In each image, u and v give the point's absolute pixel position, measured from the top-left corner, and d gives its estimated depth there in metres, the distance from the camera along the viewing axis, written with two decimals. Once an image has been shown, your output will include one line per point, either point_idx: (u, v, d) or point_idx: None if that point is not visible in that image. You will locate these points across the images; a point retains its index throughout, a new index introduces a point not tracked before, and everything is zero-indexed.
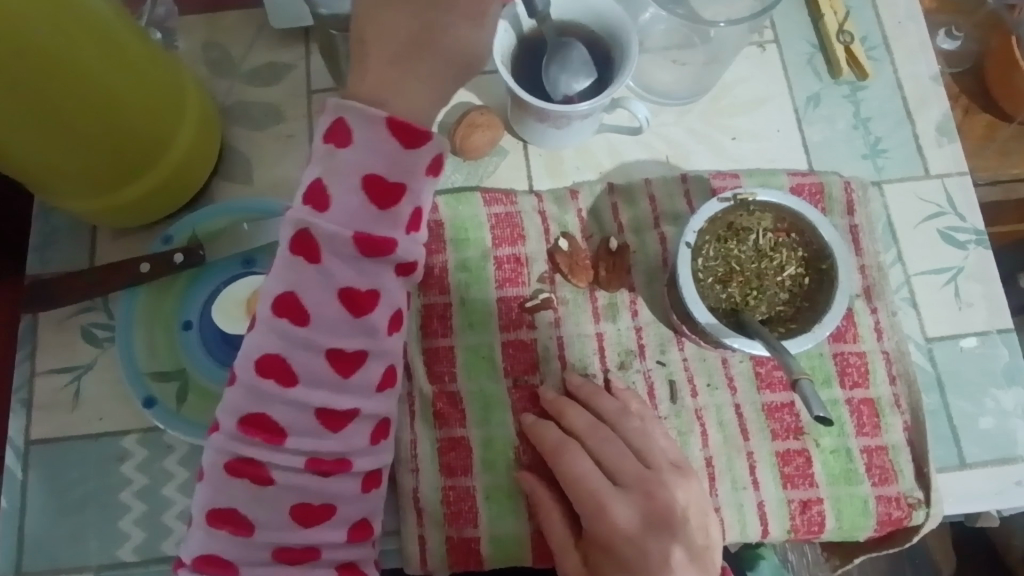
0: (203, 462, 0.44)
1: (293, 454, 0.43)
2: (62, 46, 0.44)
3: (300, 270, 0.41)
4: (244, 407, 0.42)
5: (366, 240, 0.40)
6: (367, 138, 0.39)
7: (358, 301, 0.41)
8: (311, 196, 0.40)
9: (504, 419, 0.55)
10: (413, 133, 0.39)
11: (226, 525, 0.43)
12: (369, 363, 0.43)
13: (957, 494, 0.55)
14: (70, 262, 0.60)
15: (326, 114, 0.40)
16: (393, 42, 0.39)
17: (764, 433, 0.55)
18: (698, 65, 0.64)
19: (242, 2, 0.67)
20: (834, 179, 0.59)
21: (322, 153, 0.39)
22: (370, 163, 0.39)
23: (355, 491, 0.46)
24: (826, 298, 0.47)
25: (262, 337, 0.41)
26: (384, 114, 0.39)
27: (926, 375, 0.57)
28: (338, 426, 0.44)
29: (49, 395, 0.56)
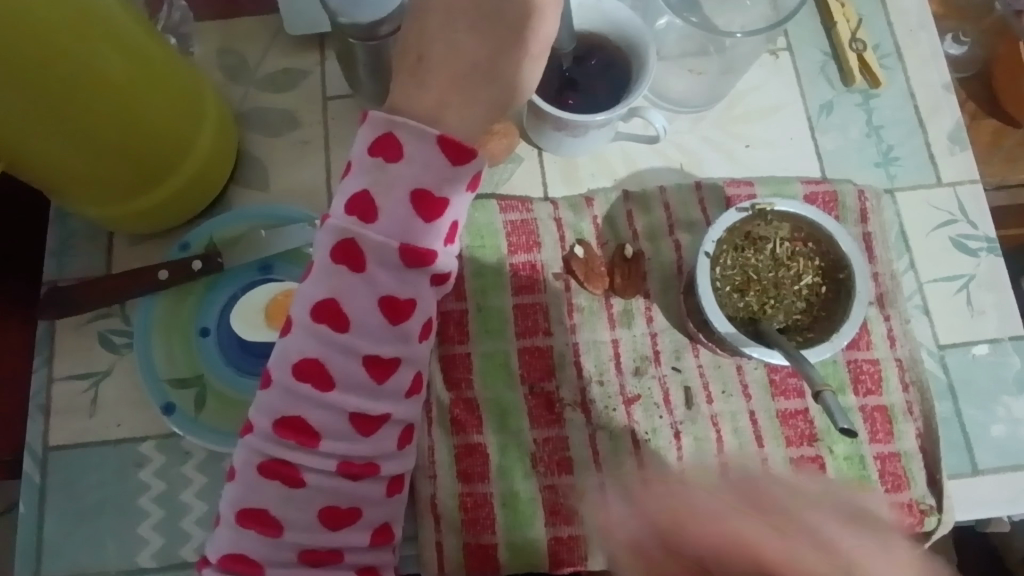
0: (236, 462, 0.45)
1: (325, 457, 0.44)
2: (73, 45, 0.44)
3: (344, 278, 0.43)
4: (279, 408, 0.44)
5: (411, 251, 0.42)
6: (417, 153, 0.41)
7: (396, 309, 0.44)
8: (355, 206, 0.42)
9: (521, 425, 0.56)
10: (464, 151, 0.41)
11: (255, 525, 0.44)
12: (402, 369, 0.45)
13: (969, 501, 0.55)
14: (86, 268, 0.60)
15: (371, 126, 0.41)
16: (461, 64, 0.41)
17: (778, 440, 0.55)
18: (714, 75, 0.64)
19: (258, 8, 0.67)
20: (848, 188, 0.60)
21: (369, 165, 0.41)
22: (420, 178, 0.41)
23: (381, 495, 0.47)
24: (843, 308, 0.48)
25: (300, 340, 0.43)
26: (437, 132, 0.41)
27: (938, 383, 0.58)
28: (370, 430, 0.45)
29: (68, 400, 0.57)
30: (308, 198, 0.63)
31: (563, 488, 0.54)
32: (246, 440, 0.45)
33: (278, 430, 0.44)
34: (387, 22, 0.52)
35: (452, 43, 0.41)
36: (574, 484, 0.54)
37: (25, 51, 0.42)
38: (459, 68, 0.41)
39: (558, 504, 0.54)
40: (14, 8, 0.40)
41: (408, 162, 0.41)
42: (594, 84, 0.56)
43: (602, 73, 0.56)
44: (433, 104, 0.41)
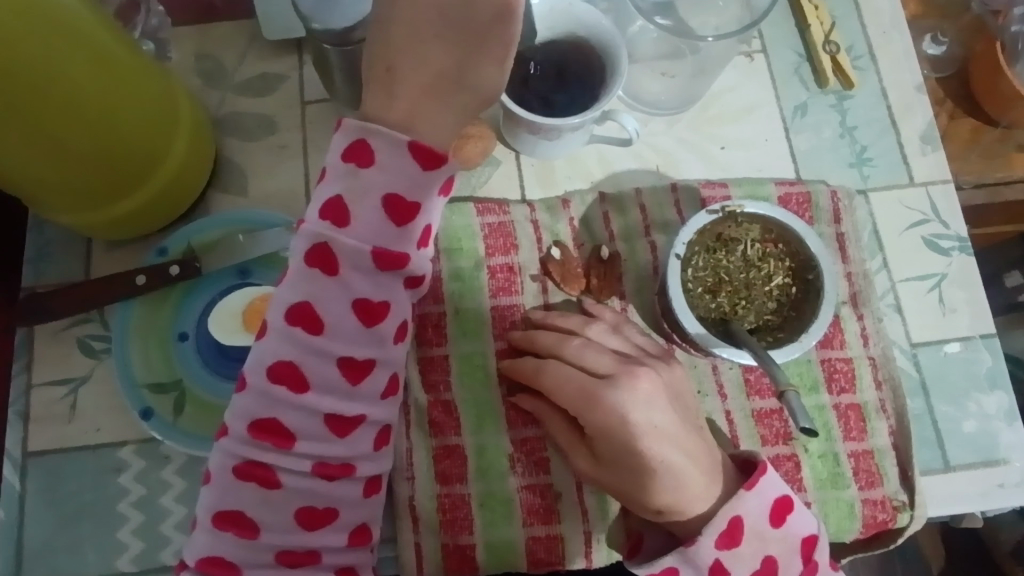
0: (210, 465, 0.45)
1: (301, 458, 0.45)
2: (44, 55, 0.44)
3: (317, 281, 0.43)
4: (254, 410, 0.44)
5: (385, 256, 0.43)
6: (390, 159, 0.42)
7: (371, 313, 0.44)
8: (329, 212, 0.42)
9: (498, 427, 0.56)
10: (435, 156, 0.42)
11: (232, 526, 0.44)
12: (377, 371, 0.46)
13: (942, 497, 0.56)
14: (65, 275, 0.61)
15: (345, 133, 0.42)
16: (427, 74, 0.42)
17: (753, 438, 0.56)
18: (685, 77, 0.65)
19: (235, 13, 0.67)
20: (821, 189, 0.60)
21: (343, 172, 0.42)
22: (392, 184, 0.42)
23: (358, 496, 0.47)
24: (812, 308, 0.48)
25: (276, 344, 0.43)
26: (408, 139, 0.41)
27: (910, 380, 0.58)
28: (346, 431, 0.46)
29: (48, 407, 0.57)
30: (287, 203, 0.63)
31: (541, 488, 0.55)
32: (220, 443, 0.45)
33: (251, 436, 0.44)
34: (360, 28, 0.52)
35: (420, 54, 0.41)
36: (552, 484, 0.55)
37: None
38: (430, 78, 0.42)
39: (535, 504, 0.55)
40: None
41: (380, 168, 0.42)
42: (564, 86, 0.56)
43: (576, 80, 0.57)
44: (404, 114, 0.42)
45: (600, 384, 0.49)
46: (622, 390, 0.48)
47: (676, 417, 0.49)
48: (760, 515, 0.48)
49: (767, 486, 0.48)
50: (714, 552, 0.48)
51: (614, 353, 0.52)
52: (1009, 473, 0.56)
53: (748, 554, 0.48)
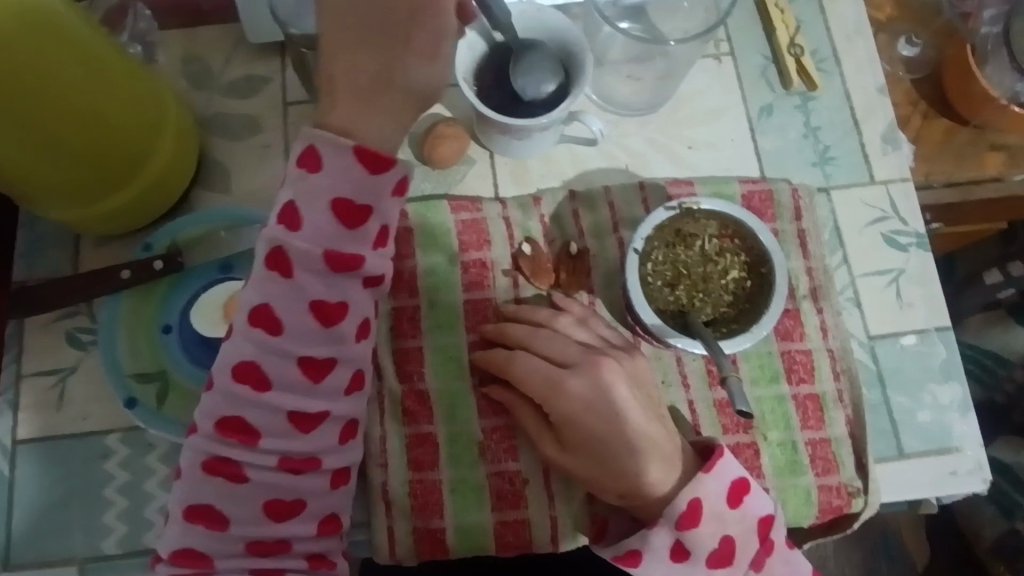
0: (181, 462, 0.47)
1: (266, 454, 0.47)
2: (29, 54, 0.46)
3: (274, 284, 0.45)
4: (219, 409, 0.46)
5: (335, 257, 0.45)
6: (335, 164, 0.45)
7: (327, 313, 0.46)
8: (283, 217, 0.45)
9: (469, 416, 0.59)
10: (378, 161, 0.45)
11: (201, 520, 0.47)
12: (338, 368, 0.48)
13: (896, 484, 0.58)
14: (55, 269, 0.63)
15: (298, 142, 0.45)
16: (360, 80, 0.46)
17: (715, 427, 0.58)
18: (651, 81, 0.67)
19: (220, 16, 0.69)
20: (783, 187, 0.62)
21: (295, 178, 0.45)
22: (338, 188, 0.45)
23: (325, 487, 0.49)
24: (764, 301, 0.50)
25: (239, 345, 0.46)
26: (352, 144, 0.45)
27: (867, 371, 0.61)
28: (310, 427, 0.48)
29: (38, 395, 0.59)
30: (268, 201, 0.65)
31: (510, 474, 0.58)
32: (188, 442, 0.47)
33: (216, 435, 0.46)
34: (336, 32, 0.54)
35: (350, 61, 0.46)
36: (520, 471, 0.58)
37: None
38: (363, 82, 0.46)
39: (504, 490, 0.57)
40: None
41: (326, 173, 0.45)
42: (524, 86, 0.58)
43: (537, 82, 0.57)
44: (342, 120, 0.46)
45: (564, 372, 0.52)
46: (583, 377, 0.52)
47: (637, 404, 0.52)
48: (718, 497, 0.50)
49: (724, 470, 0.50)
50: (673, 532, 0.50)
51: (579, 345, 0.54)
52: (961, 461, 0.58)
53: (708, 534, 0.50)
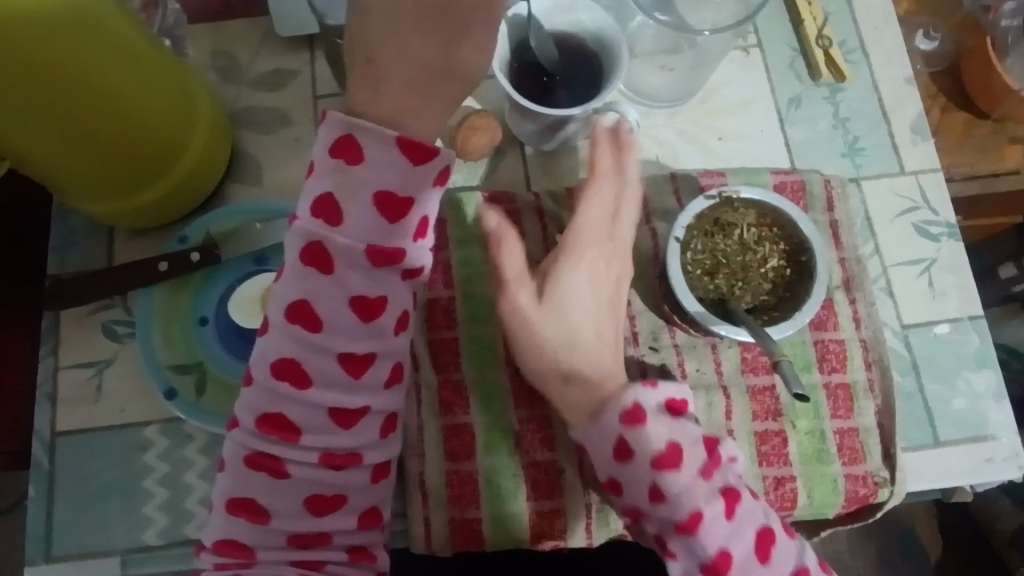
0: (224, 454, 0.48)
1: (308, 450, 0.46)
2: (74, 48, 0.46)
3: (314, 279, 0.45)
4: (260, 406, 0.46)
5: (379, 252, 0.45)
6: (378, 155, 0.43)
7: (368, 307, 0.46)
8: (322, 210, 0.44)
9: (505, 406, 0.59)
10: (422, 151, 0.44)
11: (243, 512, 0.46)
12: (377, 363, 0.47)
13: (931, 472, 0.58)
14: (89, 263, 0.63)
15: (331, 130, 0.43)
16: (406, 68, 0.43)
17: (746, 413, 0.58)
18: (683, 71, 0.67)
19: (248, 11, 0.70)
20: (815, 177, 0.63)
21: (333, 168, 0.43)
22: (382, 181, 0.44)
23: (366, 481, 0.48)
24: (805, 288, 0.51)
25: (277, 342, 0.46)
26: (395, 135, 0.43)
27: (901, 360, 0.61)
28: (350, 423, 0.47)
29: (74, 388, 0.59)
30: (300, 193, 0.65)
31: (547, 465, 0.58)
32: (230, 435, 0.47)
33: (258, 432, 0.46)
34: None
35: (398, 47, 0.43)
36: (556, 460, 0.58)
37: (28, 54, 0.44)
38: (412, 73, 0.44)
39: (540, 480, 0.57)
40: (35, 20, 0.43)
41: (369, 165, 0.43)
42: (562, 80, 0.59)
43: (583, 80, 0.59)
44: (389, 108, 0.45)
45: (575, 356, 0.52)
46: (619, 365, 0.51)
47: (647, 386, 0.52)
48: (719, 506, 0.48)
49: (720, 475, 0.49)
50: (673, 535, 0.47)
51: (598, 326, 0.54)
52: (996, 449, 0.59)
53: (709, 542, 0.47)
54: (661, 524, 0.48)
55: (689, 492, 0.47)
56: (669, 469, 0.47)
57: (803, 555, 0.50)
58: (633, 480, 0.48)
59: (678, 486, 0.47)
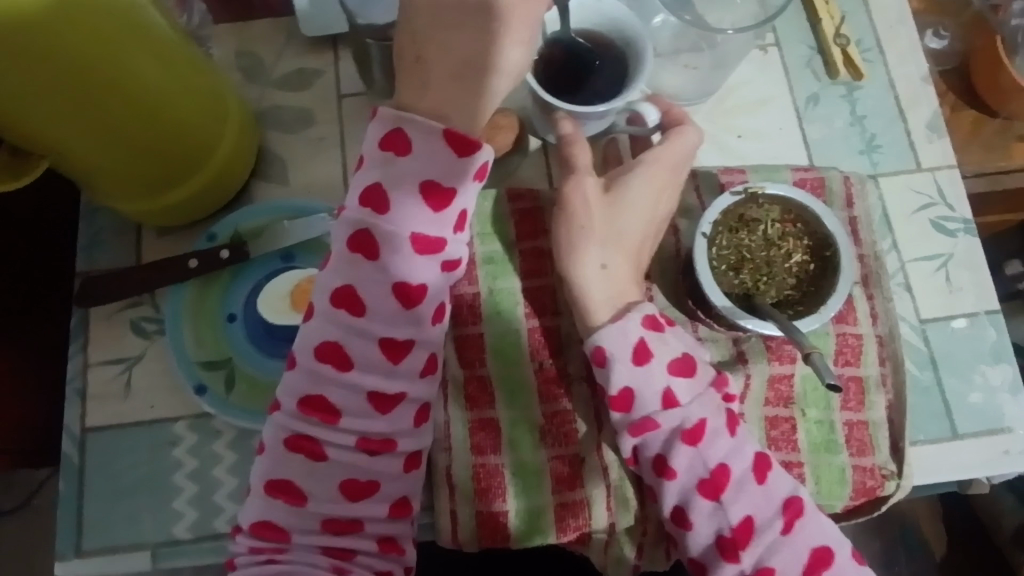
0: (264, 437, 0.48)
1: (346, 433, 0.47)
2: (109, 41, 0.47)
3: (359, 266, 0.47)
4: (303, 388, 0.47)
5: (421, 239, 0.47)
6: (424, 147, 0.46)
7: (409, 295, 0.47)
8: (369, 199, 0.46)
9: (530, 401, 0.60)
10: (466, 143, 0.46)
11: (282, 495, 0.47)
12: (415, 351, 0.48)
13: (949, 464, 0.59)
14: (117, 261, 0.64)
15: (382, 125, 0.46)
16: (450, 61, 0.47)
17: (759, 400, 0.59)
18: (706, 70, 0.68)
19: (271, 11, 0.70)
20: (834, 175, 0.63)
21: (381, 160, 0.46)
22: (427, 172, 0.46)
23: (398, 470, 0.49)
24: (829, 283, 0.52)
25: (321, 326, 0.47)
26: (442, 127, 0.46)
27: (919, 354, 0.62)
28: (387, 408, 0.48)
29: (103, 384, 0.60)
30: (326, 191, 0.66)
31: (571, 458, 0.59)
32: (272, 418, 0.48)
33: (299, 414, 0.47)
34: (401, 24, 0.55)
35: (444, 41, 0.47)
36: (578, 453, 0.59)
37: (64, 46, 0.44)
38: (455, 65, 0.47)
39: (562, 472, 0.58)
40: (77, 19, 0.44)
41: (415, 156, 0.46)
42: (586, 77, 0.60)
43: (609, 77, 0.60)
44: (434, 100, 0.47)
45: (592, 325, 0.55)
46: None
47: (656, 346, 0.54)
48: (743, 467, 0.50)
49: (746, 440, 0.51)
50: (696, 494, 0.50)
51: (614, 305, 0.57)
52: (1013, 441, 0.60)
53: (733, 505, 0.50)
54: (669, 434, 0.50)
55: (699, 400, 0.50)
56: (682, 375, 0.51)
57: (795, 487, 0.51)
58: (647, 385, 0.50)
59: (689, 393, 0.51)
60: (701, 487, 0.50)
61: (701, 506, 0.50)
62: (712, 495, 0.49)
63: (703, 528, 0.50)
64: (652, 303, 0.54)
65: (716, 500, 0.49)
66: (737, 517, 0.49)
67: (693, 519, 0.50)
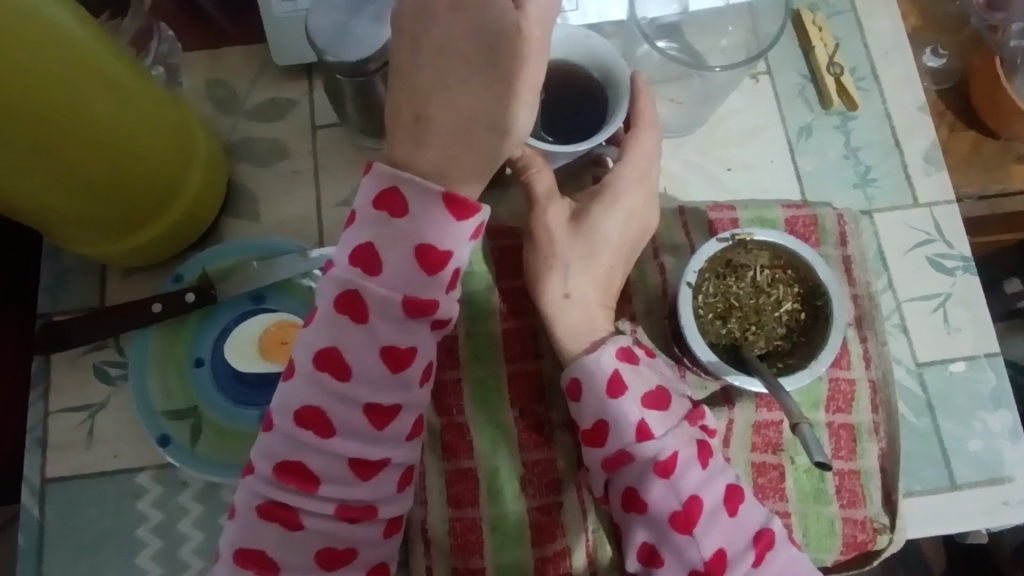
0: (236, 501, 0.46)
1: (324, 500, 0.45)
2: (50, 83, 0.44)
3: (345, 328, 0.44)
4: (279, 453, 0.45)
5: (414, 303, 0.44)
6: (419, 207, 0.44)
7: (398, 358, 0.45)
8: (361, 259, 0.44)
9: (510, 450, 0.57)
10: (467, 207, 0.44)
11: (253, 564, 0.44)
12: (401, 415, 0.46)
13: (948, 516, 0.57)
14: (81, 302, 0.61)
15: (376, 181, 0.44)
16: (453, 118, 0.45)
17: (745, 444, 0.56)
18: (691, 104, 0.64)
19: (245, 39, 0.68)
20: (827, 212, 0.61)
21: (374, 218, 0.44)
22: (424, 234, 0.44)
23: (378, 536, 0.46)
24: (821, 334, 0.49)
25: (301, 389, 0.44)
26: (441, 190, 0.44)
27: (917, 399, 0.59)
28: (369, 475, 0.45)
29: (65, 433, 0.58)
30: (299, 230, 0.64)
31: (553, 509, 0.56)
32: (245, 482, 0.45)
33: (275, 480, 0.44)
34: (374, 60, 0.53)
35: (450, 97, 0.44)
36: (560, 503, 0.56)
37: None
38: (458, 123, 0.45)
39: (542, 523, 0.56)
40: (24, 58, 0.42)
41: (411, 217, 0.44)
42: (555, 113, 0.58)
43: (584, 116, 0.57)
44: (432, 159, 0.45)
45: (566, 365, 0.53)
46: None
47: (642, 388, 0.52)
48: (716, 499, 0.47)
49: (718, 469, 0.48)
50: (666, 525, 0.47)
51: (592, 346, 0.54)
52: (1012, 491, 0.57)
53: (706, 536, 0.46)
54: (642, 467, 0.47)
55: (673, 431, 0.47)
56: (656, 407, 0.48)
57: (768, 517, 0.49)
58: (621, 417, 0.47)
59: (663, 424, 0.47)
60: (674, 521, 0.46)
61: (675, 541, 0.47)
62: (685, 529, 0.46)
63: (677, 564, 0.47)
64: (627, 335, 0.51)
65: (689, 534, 0.46)
66: (710, 550, 0.46)
67: (666, 554, 0.47)
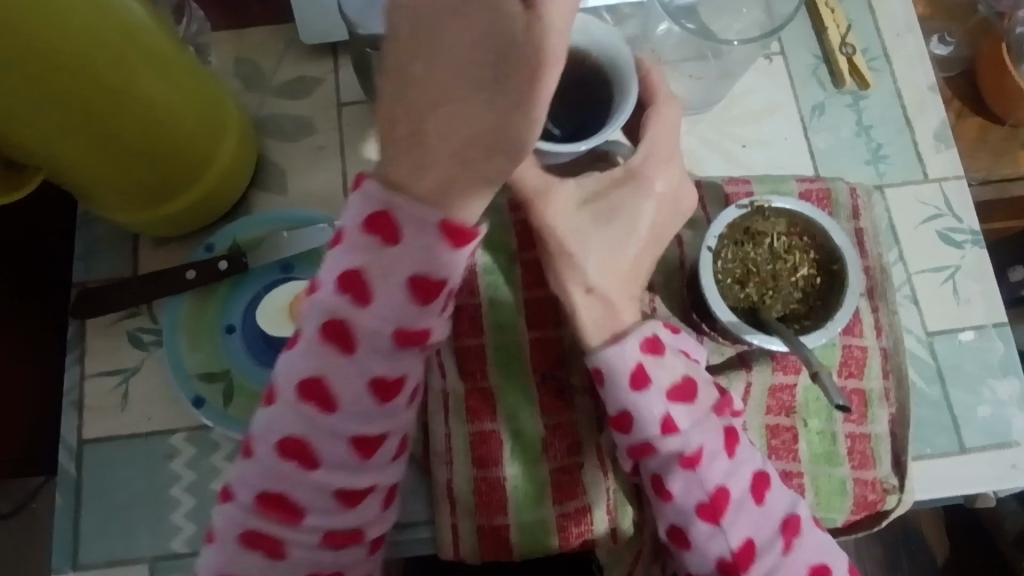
0: (215, 526, 0.46)
1: (309, 530, 0.46)
2: (93, 59, 0.45)
3: (331, 357, 0.42)
4: (260, 484, 0.45)
5: (405, 335, 0.42)
6: (411, 237, 0.41)
7: (385, 389, 0.44)
8: (348, 286, 0.42)
9: (533, 414, 0.59)
10: (464, 234, 0.41)
11: (275, 510, 0.45)
12: (387, 442, 0.45)
13: (958, 479, 0.58)
14: (114, 271, 0.63)
15: (366, 204, 0.41)
16: None
17: (761, 406, 0.58)
18: (709, 80, 0.67)
19: (271, 18, 0.70)
20: (840, 186, 0.63)
21: (362, 244, 0.41)
22: (415, 266, 0.41)
23: (363, 555, 0.48)
24: (837, 299, 0.51)
25: (286, 416, 0.43)
26: (439, 218, 0.40)
27: (927, 367, 0.61)
28: (355, 502, 0.46)
29: (100, 396, 0.59)
30: (325, 203, 0.65)
31: (574, 470, 0.58)
32: (224, 509, 0.46)
33: (257, 506, 0.45)
34: None
35: None
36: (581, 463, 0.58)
37: (58, 65, 0.44)
38: None
39: (563, 481, 0.58)
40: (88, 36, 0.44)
41: (403, 246, 0.41)
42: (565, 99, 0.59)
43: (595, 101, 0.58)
44: None
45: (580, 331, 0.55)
46: None
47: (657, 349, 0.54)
48: (741, 488, 0.48)
49: (744, 457, 0.49)
50: (694, 514, 0.48)
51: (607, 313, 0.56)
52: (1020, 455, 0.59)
53: (735, 526, 0.48)
54: (667, 458, 0.48)
55: (699, 425, 0.48)
56: (681, 401, 0.48)
57: (793, 502, 0.50)
58: (645, 409, 0.47)
59: (689, 419, 0.48)
60: (701, 511, 0.48)
61: (700, 530, 0.48)
62: (710, 519, 0.48)
63: (703, 550, 0.48)
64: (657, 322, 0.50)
65: (714, 523, 0.48)
66: (737, 541, 0.48)
67: (693, 541, 0.48)
